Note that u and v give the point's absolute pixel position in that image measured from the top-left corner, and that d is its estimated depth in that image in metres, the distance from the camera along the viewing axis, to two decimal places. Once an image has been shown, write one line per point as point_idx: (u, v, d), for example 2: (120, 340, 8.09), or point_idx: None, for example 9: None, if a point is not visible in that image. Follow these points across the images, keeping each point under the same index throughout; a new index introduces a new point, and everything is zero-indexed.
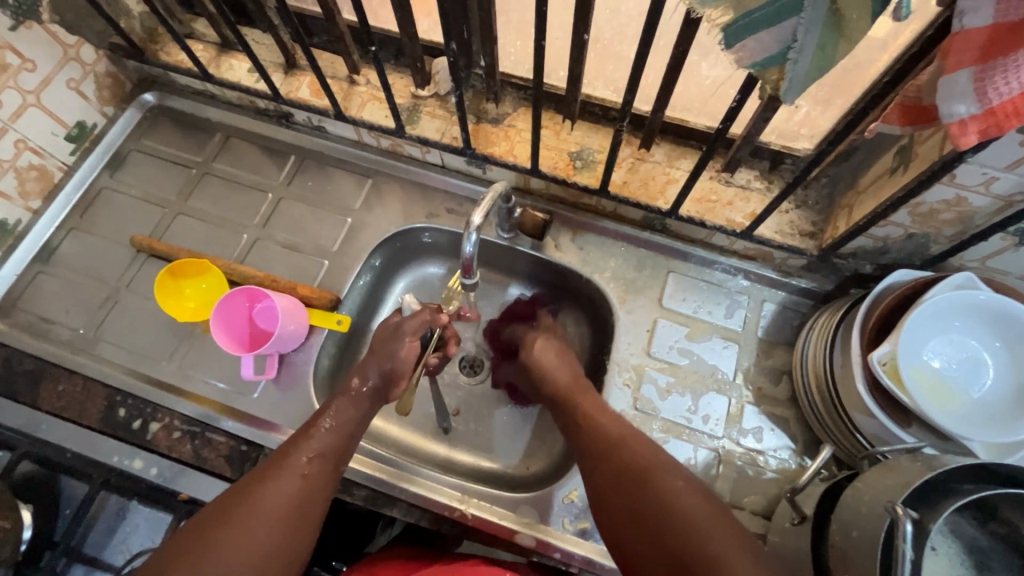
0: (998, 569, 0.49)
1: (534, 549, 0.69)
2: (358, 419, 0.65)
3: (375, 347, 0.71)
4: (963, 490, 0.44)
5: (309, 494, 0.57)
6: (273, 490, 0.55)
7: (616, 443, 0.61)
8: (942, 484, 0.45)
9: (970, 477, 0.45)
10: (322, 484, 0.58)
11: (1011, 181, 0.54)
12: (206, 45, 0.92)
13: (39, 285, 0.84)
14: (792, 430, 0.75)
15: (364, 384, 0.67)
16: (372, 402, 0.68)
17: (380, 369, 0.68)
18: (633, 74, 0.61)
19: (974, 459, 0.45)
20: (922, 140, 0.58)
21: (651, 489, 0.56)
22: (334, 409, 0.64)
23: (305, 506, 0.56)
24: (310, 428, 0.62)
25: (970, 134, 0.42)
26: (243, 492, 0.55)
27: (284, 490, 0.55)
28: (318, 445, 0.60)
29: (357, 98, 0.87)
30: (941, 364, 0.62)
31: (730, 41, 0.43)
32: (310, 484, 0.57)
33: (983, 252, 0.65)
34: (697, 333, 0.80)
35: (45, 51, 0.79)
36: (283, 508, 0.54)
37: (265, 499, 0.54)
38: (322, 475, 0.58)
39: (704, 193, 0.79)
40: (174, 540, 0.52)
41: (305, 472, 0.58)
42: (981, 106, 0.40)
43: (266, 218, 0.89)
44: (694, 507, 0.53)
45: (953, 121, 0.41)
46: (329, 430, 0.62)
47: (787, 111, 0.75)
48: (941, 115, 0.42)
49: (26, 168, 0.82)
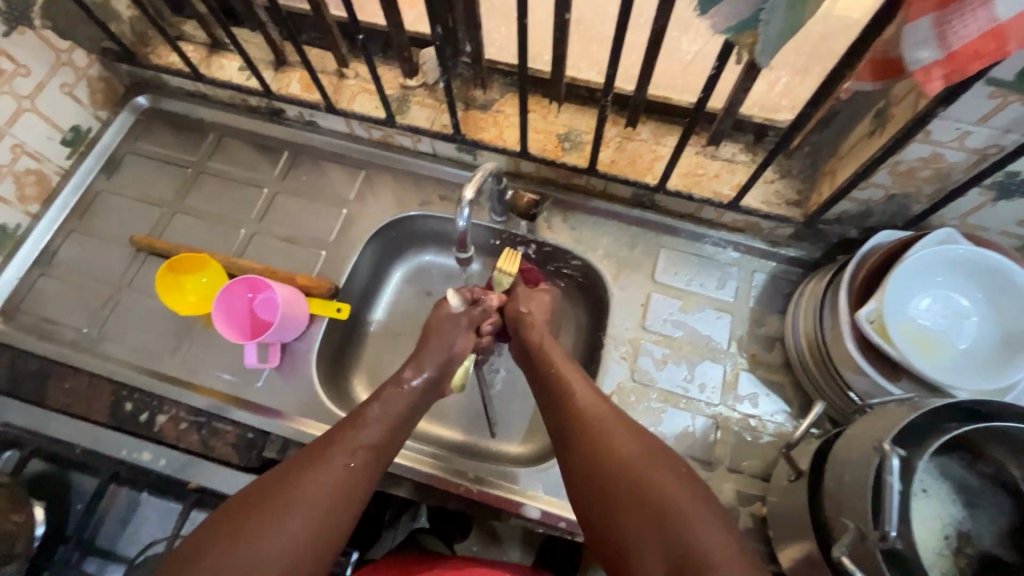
0: (988, 507, 0.50)
1: (540, 520, 0.70)
2: (405, 414, 0.64)
3: (433, 332, 0.72)
4: (949, 428, 0.45)
5: (353, 484, 0.55)
6: (313, 480, 0.54)
7: (592, 424, 0.59)
8: (929, 425, 0.46)
9: (954, 416, 0.47)
10: (365, 476, 0.57)
11: (984, 134, 0.56)
12: (196, 46, 0.93)
13: (41, 287, 0.85)
14: (787, 394, 0.76)
15: (419, 379, 0.67)
16: (422, 399, 0.67)
17: (440, 362, 0.70)
18: (613, 49, 0.63)
19: (957, 399, 0.47)
20: (897, 101, 0.60)
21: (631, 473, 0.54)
22: (382, 399, 0.63)
23: (345, 498, 0.54)
24: (357, 417, 0.61)
25: (937, 78, 0.43)
26: (282, 482, 0.53)
27: (326, 481, 0.54)
28: (365, 435, 0.59)
29: (347, 91, 0.89)
30: (927, 319, 0.64)
31: (706, 7, 0.45)
32: (352, 475, 0.56)
33: (963, 208, 0.66)
34: (690, 305, 0.82)
35: (38, 56, 0.80)
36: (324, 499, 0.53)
37: (306, 489, 0.53)
38: (364, 467, 0.57)
39: (691, 167, 0.81)
40: (208, 525, 0.51)
41: (349, 462, 0.56)
42: (944, 51, 0.42)
43: (262, 213, 0.90)
44: (676, 496, 0.51)
45: (917, 68, 0.43)
46: (375, 420, 0.61)
47: (767, 83, 0.77)
48: (908, 61, 0.44)
49: (24, 172, 0.84)
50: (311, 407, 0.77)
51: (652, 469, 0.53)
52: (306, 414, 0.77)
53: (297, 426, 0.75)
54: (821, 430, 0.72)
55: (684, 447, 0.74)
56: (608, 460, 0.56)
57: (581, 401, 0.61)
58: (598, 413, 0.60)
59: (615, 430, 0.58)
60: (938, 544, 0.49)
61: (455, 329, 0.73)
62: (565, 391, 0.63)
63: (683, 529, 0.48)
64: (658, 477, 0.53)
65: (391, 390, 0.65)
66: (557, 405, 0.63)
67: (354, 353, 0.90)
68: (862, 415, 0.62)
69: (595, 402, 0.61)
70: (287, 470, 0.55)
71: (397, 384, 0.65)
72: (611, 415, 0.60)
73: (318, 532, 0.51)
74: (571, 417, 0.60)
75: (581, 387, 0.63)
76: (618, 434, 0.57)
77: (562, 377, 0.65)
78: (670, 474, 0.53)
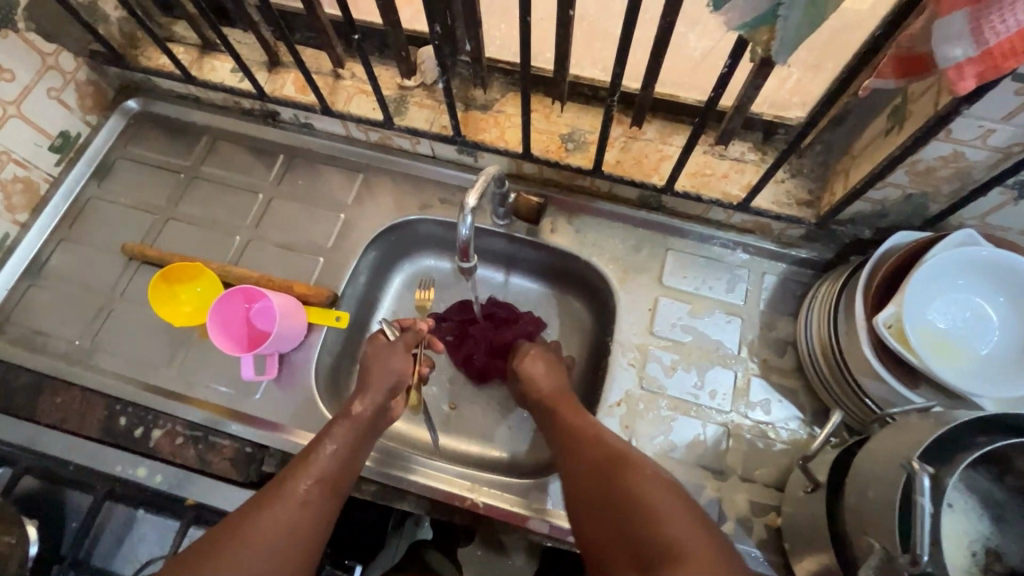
0: (1016, 522, 0.49)
1: (549, 534, 0.68)
2: (358, 442, 0.62)
3: (371, 364, 0.69)
4: (979, 443, 0.43)
5: (309, 516, 0.54)
6: (266, 518, 0.51)
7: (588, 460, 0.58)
8: (957, 439, 0.44)
9: (985, 429, 0.45)
10: (320, 512, 0.55)
11: (1007, 132, 0.53)
12: (187, 47, 0.90)
13: (32, 297, 0.83)
14: (800, 400, 0.74)
15: (367, 407, 0.64)
16: (372, 425, 0.64)
17: (386, 386, 0.67)
18: (620, 48, 0.60)
19: (987, 411, 0.45)
20: (916, 98, 0.57)
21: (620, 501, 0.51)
22: (336, 433, 0.61)
23: (299, 535, 0.52)
24: (312, 451, 0.59)
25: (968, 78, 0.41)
26: (241, 518, 0.51)
27: (280, 517, 0.52)
28: (318, 472, 0.57)
29: (343, 92, 0.86)
30: (947, 324, 0.61)
31: (719, 2, 0.44)
32: (310, 510, 0.54)
33: (983, 208, 0.64)
34: (699, 309, 0.79)
35: (23, 60, 0.77)
36: (278, 537, 0.51)
37: (263, 525, 0.51)
38: (321, 501, 0.55)
39: (698, 167, 0.79)
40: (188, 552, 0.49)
41: (303, 499, 0.54)
42: (979, 47, 0.39)
43: (258, 218, 0.88)
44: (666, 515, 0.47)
45: (948, 66, 0.40)
46: (330, 454, 0.59)
47: (778, 79, 0.74)
48: (939, 58, 0.41)
49: (11, 180, 0.81)
50: (312, 419, 0.75)
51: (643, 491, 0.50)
52: (306, 426, 0.75)
53: (297, 439, 0.73)
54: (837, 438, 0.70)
55: (695, 456, 0.72)
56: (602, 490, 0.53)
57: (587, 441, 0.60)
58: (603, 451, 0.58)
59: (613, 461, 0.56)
60: (966, 561, 0.47)
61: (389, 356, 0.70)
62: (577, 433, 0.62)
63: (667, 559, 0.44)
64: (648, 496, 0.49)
65: (347, 420, 0.62)
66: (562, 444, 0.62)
67: (354, 362, 0.87)
68: (882, 424, 0.60)
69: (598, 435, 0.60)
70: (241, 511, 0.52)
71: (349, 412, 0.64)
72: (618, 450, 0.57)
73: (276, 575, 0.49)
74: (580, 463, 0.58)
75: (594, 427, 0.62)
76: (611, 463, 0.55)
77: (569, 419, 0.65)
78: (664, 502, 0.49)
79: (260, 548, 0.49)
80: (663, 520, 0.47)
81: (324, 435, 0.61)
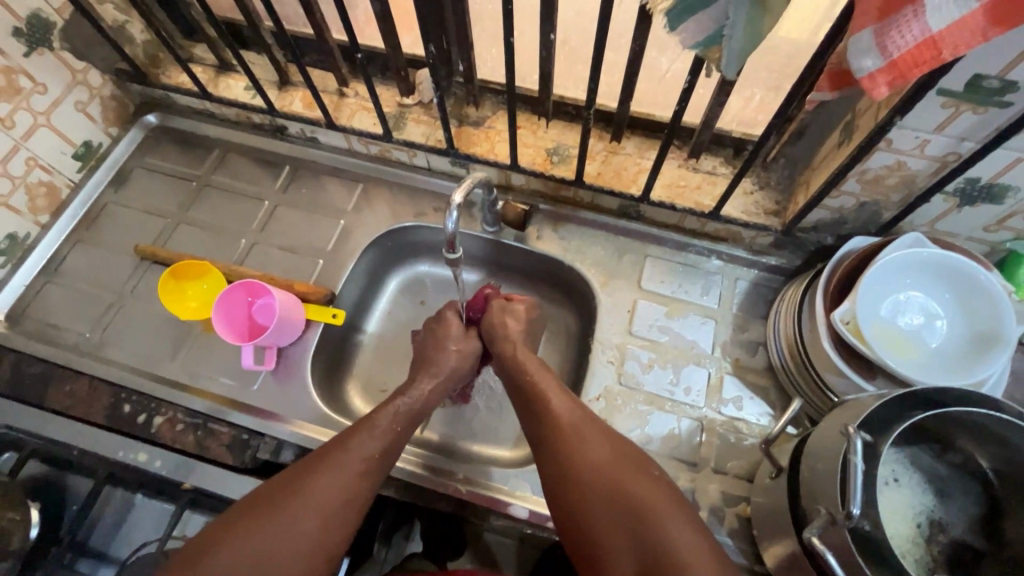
0: (958, 496, 0.52)
1: (527, 520, 0.71)
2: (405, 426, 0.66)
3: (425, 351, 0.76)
4: (911, 415, 0.48)
5: (361, 478, 0.58)
6: (317, 486, 0.56)
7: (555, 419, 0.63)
8: (896, 415, 0.48)
9: (920, 405, 0.49)
10: (369, 486, 0.59)
11: (942, 142, 0.59)
12: (205, 67, 0.98)
13: (46, 294, 0.88)
14: (770, 397, 0.78)
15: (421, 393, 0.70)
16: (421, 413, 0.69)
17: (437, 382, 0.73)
18: (594, 67, 0.67)
19: (922, 388, 0.49)
20: (861, 114, 0.64)
21: (603, 469, 0.58)
22: (390, 413, 0.65)
23: (354, 499, 0.57)
24: (367, 425, 0.63)
25: (882, 87, 0.44)
26: (290, 483, 0.56)
27: (333, 479, 0.57)
28: (372, 445, 0.61)
29: (347, 108, 0.93)
30: (898, 320, 0.66)
31: (674, 25, 0.50)
32: (361, 483, 0.58)
33: (931, 215, 0.70)
34: (676, 311, 0.84)
35: (55, 75, 0.85)
36: (332, 500, 0.55)
37: (316, 493, 0.55)
38: (370, 478, 0.59)
39: (674, 180, 0.85)
40: (230, 513, 0.55)
41: (359, 472, 0.58)
42: (886, 60, 0.42)
43: (263, 224, 0.94)
44: (653, 493, 0.55)
45: (862, 76, 0.43)
46: (382, 431, 0.63)
47: (743, 99, 0.81)
48: (853, 71, 0.44)
49: (36, 184, 0.87)
50: (307, 410, 0.79)
51: (628, 472, 0.57)
52: (301, 416, 0.79)
53: (293, 428, 0.78)
54: (800, 428, 0.74)
55: (669, 448, 0.75)
56: (581, 464, 0.59)
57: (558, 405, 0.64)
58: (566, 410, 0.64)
59: (580, 422, 0.62)
60: (912, 533, 0.51)
61: (448, 339, 0.77)
62: (548, 404, 0.65)
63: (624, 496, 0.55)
64: (615, 460, 0.58)
65: (397, 401, 0.67)
66: (534, 413, 0.65)
67: (348, 360, 0.92)
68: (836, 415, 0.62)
69: (574, 413, 0.63)
70: (294, 473, 0.57)
71: (401, 396, 0.69)
72: (585, 417, 0.63)
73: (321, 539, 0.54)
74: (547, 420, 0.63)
75: (563, 398, 0.65)
76: (597, 442, 0.60)
77: (539, 385, 0.67)
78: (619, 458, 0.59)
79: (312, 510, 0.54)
80: (633, 482, 0.56)
81: (380, 410, 0.65)
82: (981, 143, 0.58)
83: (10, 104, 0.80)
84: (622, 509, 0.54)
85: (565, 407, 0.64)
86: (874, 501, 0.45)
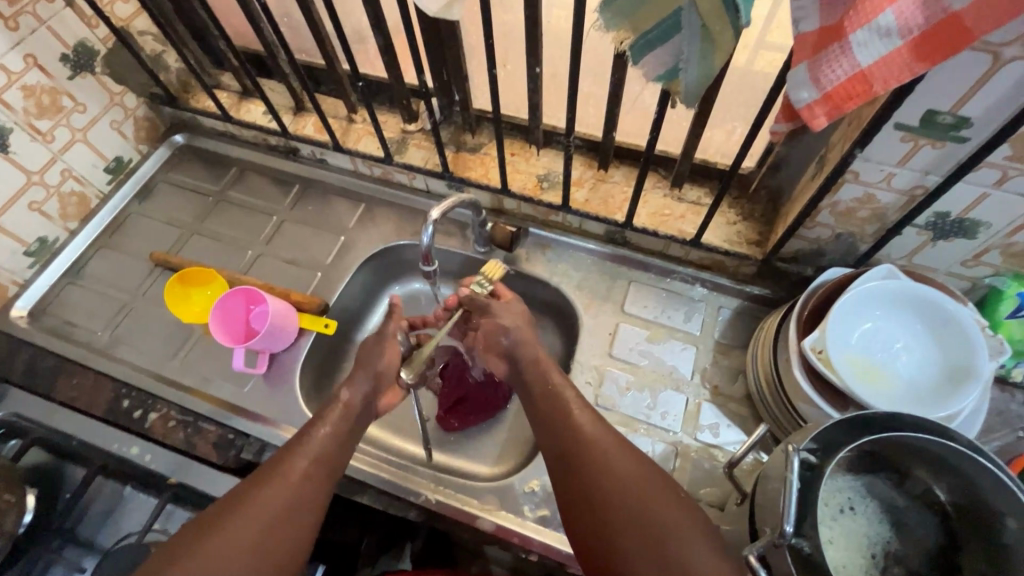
0: (914, 526, 0.53)
1: (493, 534, 0.72)
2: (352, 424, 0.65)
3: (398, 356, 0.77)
4: (845, 444, 0.48)
5: (313, 488, 0.58)
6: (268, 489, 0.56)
7: (567, 427, 0.60)
8: (831, 442, 0.49)
9: (847, 430, 0.49)
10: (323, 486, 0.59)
11: (907, 175, 0.61)
12: (230, 93, 1.07)
13: (68, 294, 0.95)
14: (747, 426, 0.78)
15: (356, 396, 0.66)
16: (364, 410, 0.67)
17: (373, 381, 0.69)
18: (572, 98, 0.71)
19: (857, 412, 0.49)
20: (831, 147, 0.66)
21: (624, 478, 0.54)
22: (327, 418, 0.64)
23: (300, 509, 0.56)
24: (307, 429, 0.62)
25: (820, 116, 0.47)
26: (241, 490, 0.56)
27: (283, 487, 0.56)
28: (314, 450, 0.60)
29: (354, 133, 1.00)
30: (873, 351, 0.66)
31: (637, 57, 0.53)
32: (313, 482, 0.58)
33: (906, 248, 0.70)
34: (657, 336, 0.85)
35: (94, 97, 0.94)
36: (276, 511, 0.54)
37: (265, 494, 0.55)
38: (321, 477, 0.59)
39: (658, 208, 0.87)
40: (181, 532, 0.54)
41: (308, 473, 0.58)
42: (821, 92, 0.46)
43: (269, 237, 1.00)
44: (666, 502, 0.52)
45: (801, 107, 0.46)
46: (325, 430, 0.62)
47: (725, 133, 0.84)
48: (793, 101, 0.47)
49: (68, 193, 0.96)
50: (292, 414, 0.82)
51: (650, 485, 0.54)
52: (286, 420, 0.82)
53: (276, 430, 0.80)
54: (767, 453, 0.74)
55: None
56: (600, 474, 0.55)
57: (581, 418, 0.60)
58: (587, 420, 0.60)
59: (600, 433, 0.59)
60: (866, 563, 0.51)
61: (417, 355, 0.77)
62: (570, 413, 0.61)
63: (648, 509, 0.52)
64: (635, 468, 0.55)
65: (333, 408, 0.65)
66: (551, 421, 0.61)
67: (338, 370, 0.95)
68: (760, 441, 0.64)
69: (594, 421, 0.60)
70: (242, 487, 0.57)
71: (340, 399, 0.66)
72: (604, 426, 0.60)
73: (281, 538, 0.54)
74: (562, 428, 0.60)
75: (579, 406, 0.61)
76: (616, 451, 0.57)
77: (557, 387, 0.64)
78: (643, 466, 0.56)
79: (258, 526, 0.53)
80: (653, 494, 0.53)
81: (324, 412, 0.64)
82: (944, 176, 0.59)
83: (51, 121, 0.88)
84: (630, 514, 0.52)
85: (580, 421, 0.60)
86: (812, 522, 0.46)
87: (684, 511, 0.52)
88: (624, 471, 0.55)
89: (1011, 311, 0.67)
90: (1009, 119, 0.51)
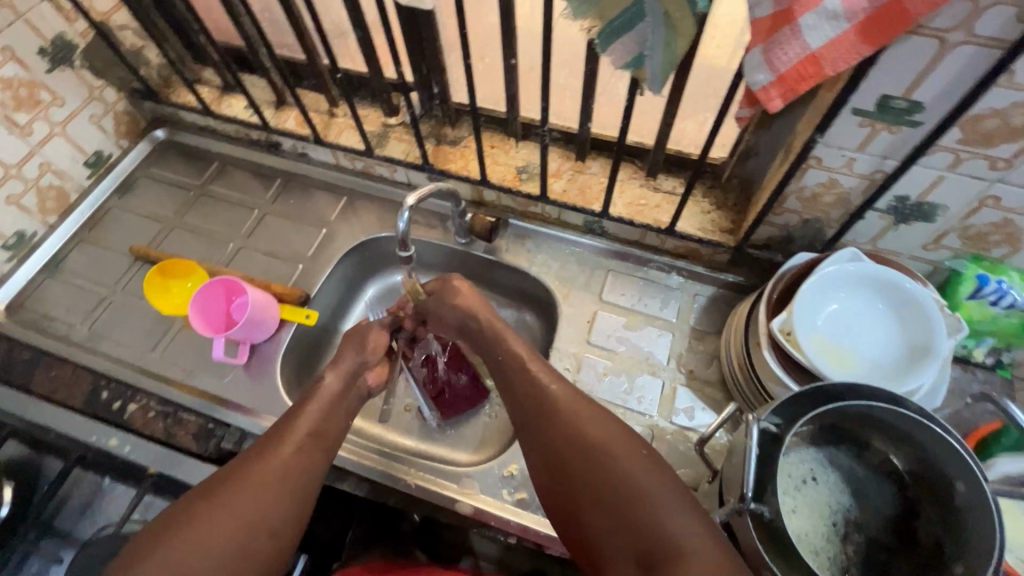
0: (872, 496, 0.56)
1: (472, 517, 0.73)
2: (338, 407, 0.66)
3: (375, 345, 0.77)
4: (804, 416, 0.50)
5: (302, 470, 0.58)
6: (256, 472, 0.56)
7: (542, 402, 0.59)
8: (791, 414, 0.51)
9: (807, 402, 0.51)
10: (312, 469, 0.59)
11: (867, 160, 0.63)
12: (211, 88, 1.07)
13: (46, 288, 0.95)
14: (721, 408, 0.80)
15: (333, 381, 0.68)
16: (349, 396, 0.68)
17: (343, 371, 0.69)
18: (545, 89, 0.73)
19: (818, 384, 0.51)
20: (796, 135, 0.68)
21: (596, 449, 0.54)
22: (309, 408, 0.63)
23: (289, 493, 0.56)
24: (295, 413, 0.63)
25: (775, 98, 0.49)
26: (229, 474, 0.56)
27: (271, 471, 0.56)
28: (302, 435, 0.60)
29: (335, 127, 1.00)
30: (839, 332, 0.68)
31: (604, 44, 0.54)
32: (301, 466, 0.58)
33: (870, 232, 0.72)
34: (634, 323, 0.87)
35: (73, 90, 0.94)
36: (265, 496, 0.55)
37: (253, 476, 0.55)
38: (310, 460, 0.59)
39: (634, 198, 0.89)
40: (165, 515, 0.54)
41: (296, 456, 0.58)
42: (776, 74, 0.47)
43: (251, 230, 1.00)
44: (638, 469, 0.52)
45: (757, 89, 0.48)
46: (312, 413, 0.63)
47: (698, 124, 0.87)
48: (750, 84, 0.49)
49: (47, 187, 0.95)
50: (272, 403, 0.83)
51: (623, 453, 0.53)
52: (266, 409, 0.82)
53: (255, 419, 0.81)
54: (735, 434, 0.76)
55: None
56: (574, 446, 0.55)
57: (555, 391, 0.59)
58: (563, 393, 0.59)
59: (572, 403, 0.58)
60: (826, 530, 0.54)
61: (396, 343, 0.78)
62: (541, 387, 0.60)
63: (620, 479, 0.52)
64: (609, 437, 0.55)
65: (318, 397, 0.65)
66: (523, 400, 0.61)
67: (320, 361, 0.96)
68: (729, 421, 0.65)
69: (566, 392, 0.60)
70: (229, 471, 0.57)
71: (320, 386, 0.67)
72: (575, 395, 0.59)
73: (269, 520, 0.54)
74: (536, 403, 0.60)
75: (538, 392, 0.60)
76: (587, 422, 0.56)
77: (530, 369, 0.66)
78: (617, 434, 0.55)
79: (243, 517, 0.53)
80: (626, 462, 0.52)
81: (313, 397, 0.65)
82: (902, 160, 0.61)
83: (29, 114, 0.88)
84: (603, 485, 0.52)
85: (587, 417, 0.57)
86: (772, 489, 0.48)
87: (659, 475, 0.52)
88: (596, 442, 0.54)
89: (971, 291, 0.69)
90: (959, 102, 0.53)
